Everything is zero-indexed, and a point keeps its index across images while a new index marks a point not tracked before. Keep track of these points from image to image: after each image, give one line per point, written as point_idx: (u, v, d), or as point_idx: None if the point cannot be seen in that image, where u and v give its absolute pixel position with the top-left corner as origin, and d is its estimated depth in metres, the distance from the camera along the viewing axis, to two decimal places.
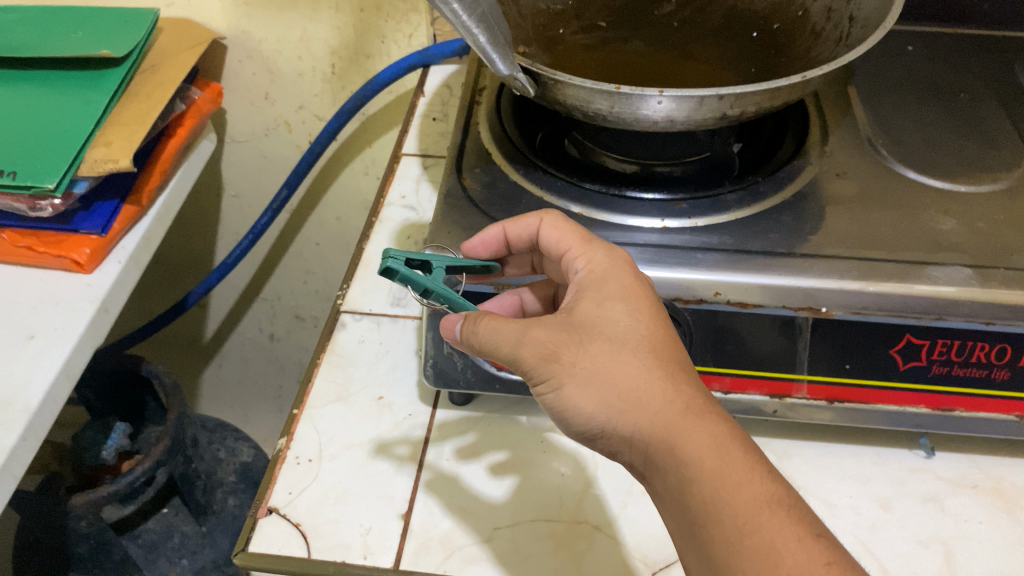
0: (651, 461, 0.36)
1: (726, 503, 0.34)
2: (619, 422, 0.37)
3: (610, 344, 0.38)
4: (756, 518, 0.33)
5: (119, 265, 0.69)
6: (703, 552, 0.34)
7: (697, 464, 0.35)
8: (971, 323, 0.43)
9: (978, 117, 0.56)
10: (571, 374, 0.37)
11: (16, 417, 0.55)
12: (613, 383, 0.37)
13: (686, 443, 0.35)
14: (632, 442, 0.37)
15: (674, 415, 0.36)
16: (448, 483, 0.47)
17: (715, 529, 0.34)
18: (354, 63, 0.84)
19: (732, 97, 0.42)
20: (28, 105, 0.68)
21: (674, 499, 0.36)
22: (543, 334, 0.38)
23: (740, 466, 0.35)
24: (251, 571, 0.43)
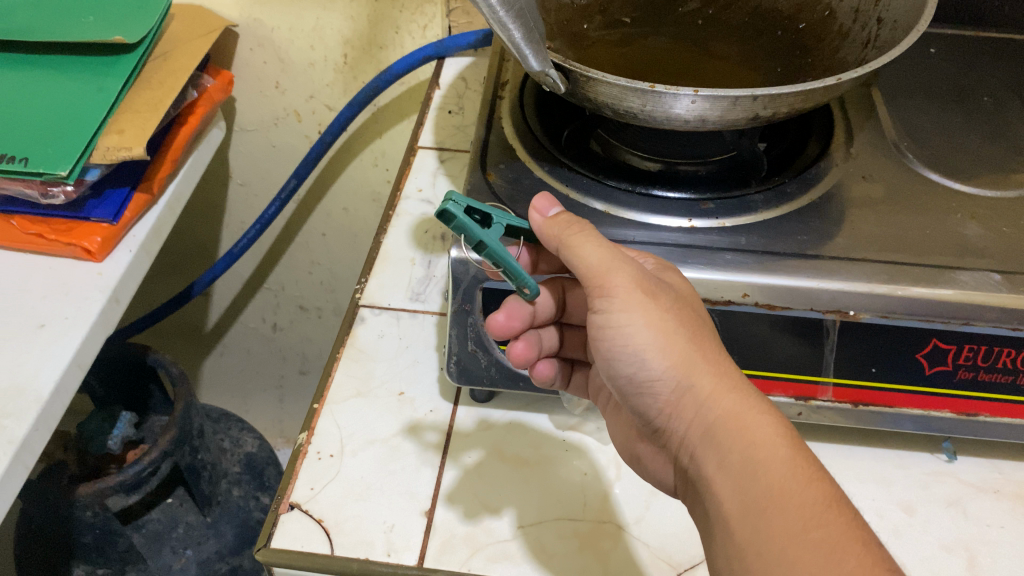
0: (712, 434, 0.38)
1: (790, 493, 0.34)
2: (696, 382, 0.38)
3: (693, 317, 0.40)
4: (822, 515, 0.34)
5: (130, 254, 0.68)
6: (756, 534, 0.34)
7: (772, 450, 0.36)
8: (998, 328, 0.43)
9: (1002, 120, 0.56)
10: (661, 319, 0.39)
11: (28, 408, 0.55)
12: (698, 348, 0.39)
13: (757, 429, 0.37)
14: (703, 410, 0.38)
15: (748, 399, 0.38)
16: (484, 477, 0.47)
17: (776, 515, 0.34)
18: (367, 53, 0.83)
19: (766, 98, 0.42)
20: (39, 90, 0.67)
21: (730, 479, 0.36)
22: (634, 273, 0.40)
23: (807, 463, 0.36)
24: (273, 567, 0.43)
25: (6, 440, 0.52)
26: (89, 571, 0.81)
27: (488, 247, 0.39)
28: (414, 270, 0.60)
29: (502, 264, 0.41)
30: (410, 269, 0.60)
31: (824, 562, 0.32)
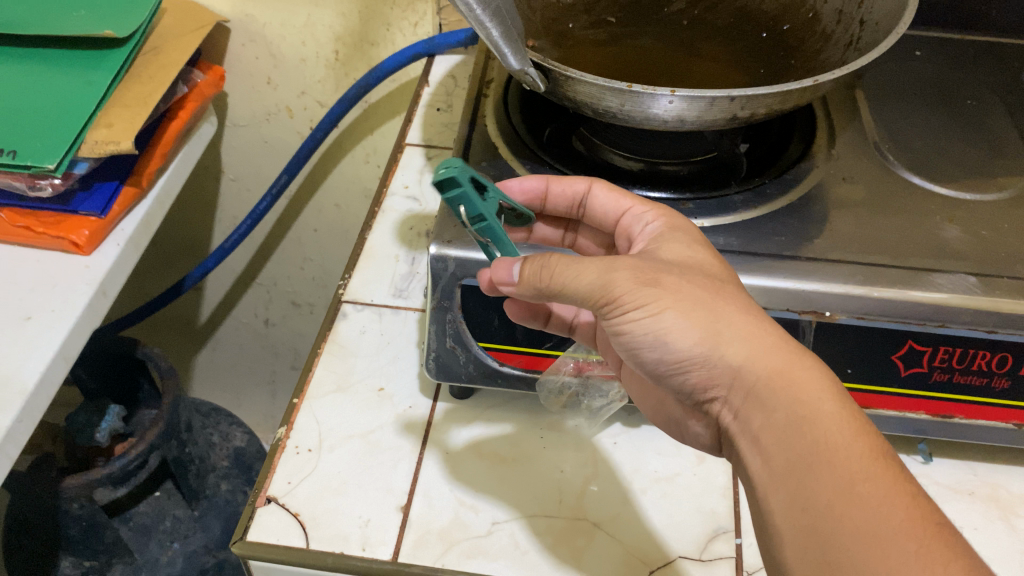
0: (756, 395, 0.36)
1: (838, 448, 0.33)
2: (732, 349, 0.36)
3: (713, 281, 0.38)
4: (870, 468, 0.33)
5: (118, 247, 0.68)
6: (803, 487, 0.33)
7: (817, 406, 0.35)
8: (973, 331, 0.44)
9: (985, 124, 0.56)
10: (675, 300, 0.37)
11: (13, 398, 0.55)
12: (724, 318, 0.37)
13: (804, 384, 0.36)
14: (743, 372, 0.37)
15: (791, 356, 0.36)
16: (468, 479, 0.47)
17: (824, 470, 0.33)
18: (358, 50, 0.83)
19: (743, 99, 0.42)
20: (29, 84, 0.67)
21: (774, 437, 0.35)
22: (632, 263, 0.38)
23: (853, 417, 0.35)
24: (249, 560, 0.43)
25: None
26: (76, 564, 0.80)
27: (484, 220, 0.42)
28: (399, 266, 0.60)
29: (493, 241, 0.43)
30: (394, 265, 0.60)
31: (874, 518, 0.31)
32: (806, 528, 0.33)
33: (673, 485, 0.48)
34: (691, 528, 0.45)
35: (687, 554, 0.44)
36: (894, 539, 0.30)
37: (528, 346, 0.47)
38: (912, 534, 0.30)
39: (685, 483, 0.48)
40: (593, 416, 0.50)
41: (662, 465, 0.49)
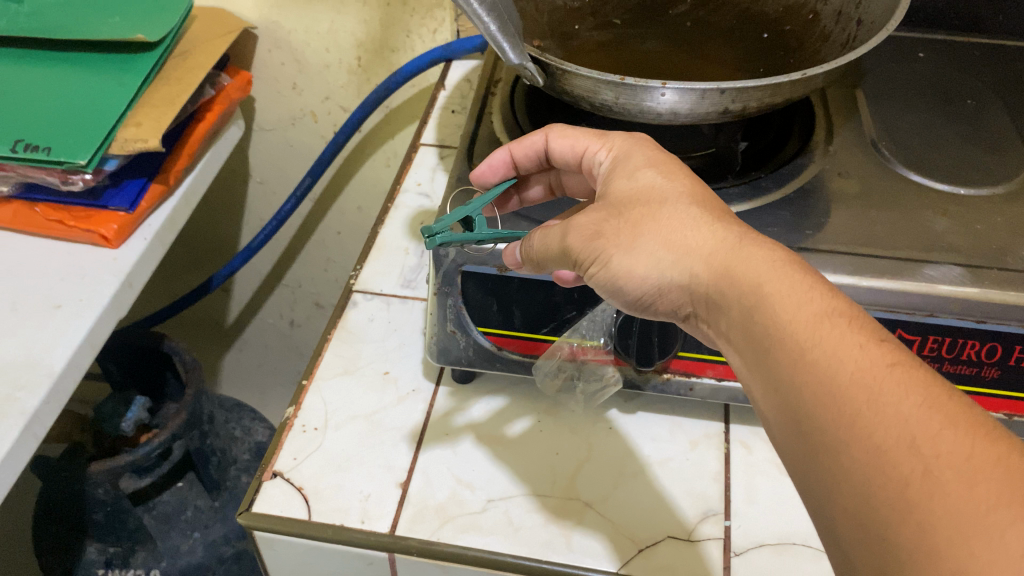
0: (712, 297, 0.35)
1: (784, 321, 0.32)
2: (677, 264, 0.36)
3: (649, 206, 0.38)
4: (815, 331, 0.31)
5: (144, 242, 0.71)
6: (770, 375, 0.32)
7: (758, 287, 0.33)
8: (962, 321, 0.44)
9: (984, 123, 0.57)
10: (615, 245, 0.38)
11: (41, 380, 0.58)
12: (659, 240, 0.37)
13: (746, 265, 0.34)
14: (696, 280, 0.36)
15: (728, 250, 0.35)
16: (465, 462, 0.49)
17: (778, 350, 0.32)
18: (380, 56, 0.86)
19: (734, 91, 0.43)
20: (64, 85, 0.70)
21: (738, 331, 0.34)
22: (586, 220, 0.40)
23: (799, 284, 0.33)
24: (254, 530, 0.45)
25: (18, 411, 0.55)
26: (101, 550, 0.83)
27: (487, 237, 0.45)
28: (408, 258, 0.62)
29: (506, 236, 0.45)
30: (403, 257, 0.62)
31: (823, 383, 0.29)
32: (782, 418, 0.31)
33: (665, 468, 0.49)
34: (681, 511, 0.47)
35: (675, 534, 0.45)
36: (847, 397, 0.28)
37: (525, 333, 0.48)
38: (864, 385, 0.28)
39: (677, 466, 0.49)
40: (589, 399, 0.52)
41: (656, 449, 0.50)
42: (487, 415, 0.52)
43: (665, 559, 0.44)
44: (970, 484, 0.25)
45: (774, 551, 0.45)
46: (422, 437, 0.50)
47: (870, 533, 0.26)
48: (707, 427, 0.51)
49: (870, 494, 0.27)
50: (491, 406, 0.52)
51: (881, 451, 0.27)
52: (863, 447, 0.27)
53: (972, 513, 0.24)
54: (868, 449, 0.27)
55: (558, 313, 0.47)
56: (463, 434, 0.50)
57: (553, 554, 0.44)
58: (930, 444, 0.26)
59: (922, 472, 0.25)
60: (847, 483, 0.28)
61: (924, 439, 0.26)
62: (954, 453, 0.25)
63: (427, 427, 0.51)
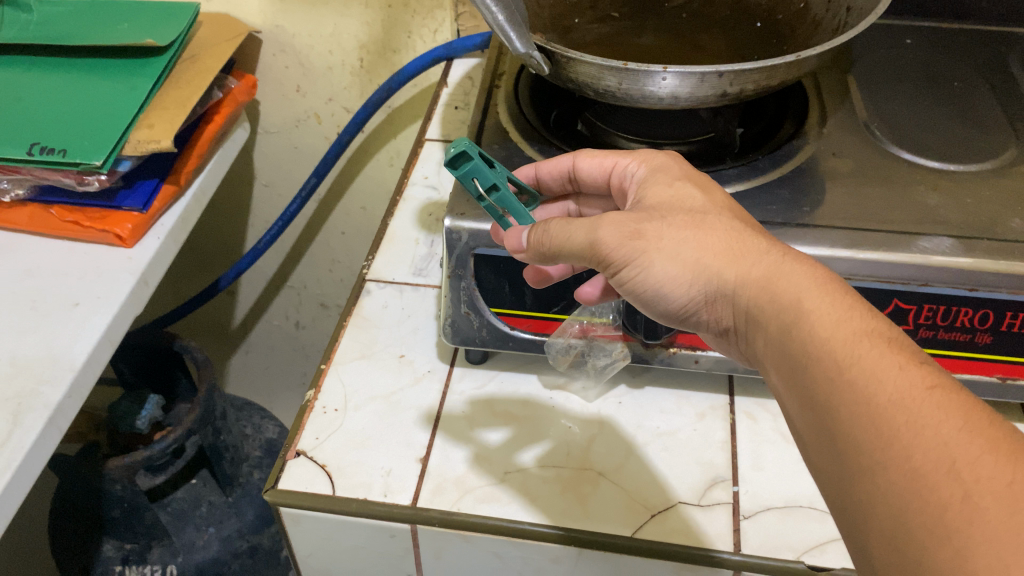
0: (752, 314, 0.37)
1: (822, 341, 0.33)
2: (720, 277, 0.38)
3: (691, 215, 0.40)
4: (854, 351, 0.32)
5: (158, 240, 0.73)
6: (807, 391, 0.33)
7: (798, 308, 0.34)
8: (955, 289, 0.47)
9: (972, 102, 0.59)
10: (656, 248, 0.39)
11: (63, 375, 0.59)
12: (700, 251, 0.38)
13: (786, 286, 0.35)
14: (737, 296, 0.37)
15: (770, 267, 0.36)
16: (490, 454, 0.50)
17: (816, 368, 0.33)
18: (382, 58, 0.88)
19: (732, 74, 0.45)
20: (76, 90, 0.72)
21: (777, 349, 0.35)
22: (620, 217, 0.40)
23: (840, 304, 0.34)
24: (280, 507, 0.47)
25: (42, 404, 0.57)
26: (118, 547, 0.85)
27: (499, 189, 0.45)
28: (418, 248, 0.65)
29: (509, 208, 0.46)
30: (414, 247, 0.65)
31: (859, 402, 0.30)
32: (817, 434, 0.32)
33: (675, 438, 0.51)
34: (691, 477, 0.49)
35: (686, 499, 0.47)
36: (884, 417, 0.30)
37: (537, 312, 0.50)
38: (903, 407, 0.29)
39: (686, 436, 0.51)
40: (599, 374, 0.53)
41: (664, 421, 0.52)
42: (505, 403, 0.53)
43: (678, 523, 0.46)
44: (1010, 510, 0.25)
45: (781, 514, 0.47)
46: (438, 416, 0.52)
47: (905, 551, 0.28)
48: (713, 399, 0.53)
49: (907, 514, 0.28)
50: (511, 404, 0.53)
51: (918, 473, 0.28)
52: (900, 469, 0.28)
53: (1014, 542, 0.24)
54: (906, 470, 0.28)
55: (568, 292, 0.50)
56: (481, 417, 0.52)
57: (570, 520, 0.46)
58: (968, 468, 0.27)
59: (960, 497, 0.27)
60: (885, 502, 0.29)
61: (961, 462, 0.27)
62: (993, 477, 0.26)
63: (440, 417, 0.52)
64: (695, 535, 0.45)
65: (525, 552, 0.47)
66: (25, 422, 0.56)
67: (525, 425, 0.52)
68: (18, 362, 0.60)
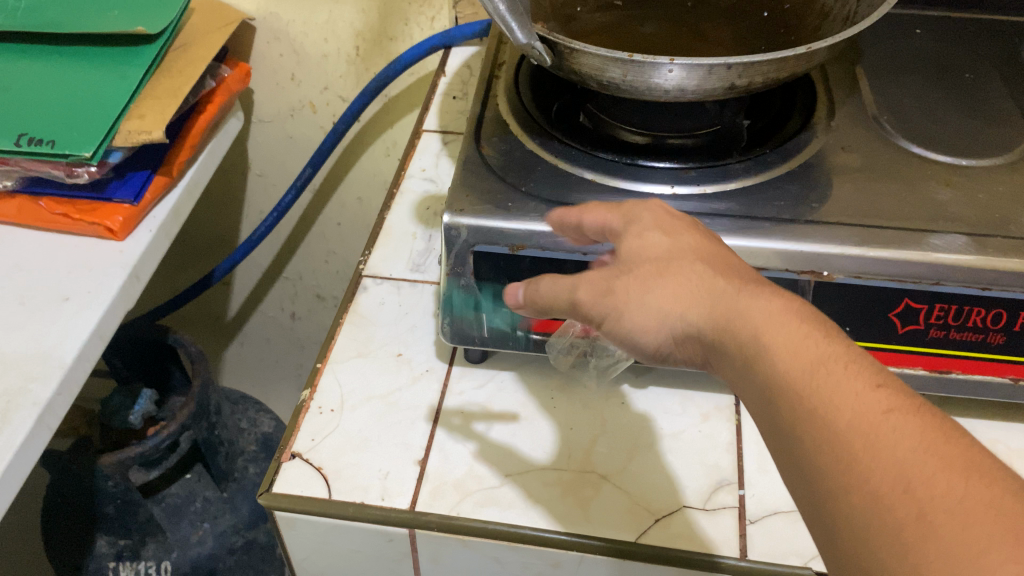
0: (714, 347, 0.35)
1: (783, 375, 0.31)
2: (685, 318, 0.35)
3: (656, 264, 0.37)
4: (812, 382, 0.30)
5: (150, 233, 0.71)
6: (773, 427, 0.32)
7: (755, 340, 0.33)
8: (967, 288, 0.45)
9: (983, 95, 0.58)
10: (625, 304, 0.36)
11: (52, 372, 0.58)
12: (664, 301, 0.35)
13: (743, 314, 0.33)
14: (699, 333, 0.35)
15: (727, 296, 0.34)
16: (487, 457, 0.49)
17: (779, 406, 0.31)
18: (378, 46, 0.86)
19: (740, 66, 0.44)
20: (66, 79, 0.70)
21: (744, 384, 0.33)
22: (595, 276, 0.38)
23: (797, 332, 0.32)
24: (275, 511, 0.46)
25: (31, 402, 0.55)
26: (111, 543, 0.83)
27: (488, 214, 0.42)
28: (416, 243, 0.64)
29: None
30: (411, 242, 0.63)
31: (819, 435, 0.29)
32: (789, 472, 0.31)
33: (679, 440, 0.50)
34: (695, 482, 0.48)
35: (691, 503, 0.46)
36: (843, 451, 0.28)
37: (538, 311, 0.49)
38: (861, 433, 0.28)
39: (690, 438, 0.50)
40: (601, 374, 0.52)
41: (668, 422, 0.51)
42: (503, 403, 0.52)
43: (682, 527, 0.45)
44: (963, 526, 0.25)
45: (789, 519, 0.45)
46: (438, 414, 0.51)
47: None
48: (718, 400, 0.52)
49: (869, 537, 0.27)
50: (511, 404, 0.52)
51: (878, 497, 0.27)
52: (863, 495, 0.27)
53: (966, 555, 0.24)
54: (866, 495, 0.27)
55: None
56: (479, 417, 0.51)
57: (572, 525, 0.45)
58: (925, 488, 0.26)
59: (918, 516, 0.26)
60: (847, 529, 0.28)
61: (917, 483, 0.26)
62: (951, 495, 0.25)
63: (440, 412, 0.51)
64: (701, 540, 0.44)
65: (524, 556, 0.46)
66: (13, 421, 0.54)
67: (525, 426, 0.51)
68: (5, 359, 0.58)
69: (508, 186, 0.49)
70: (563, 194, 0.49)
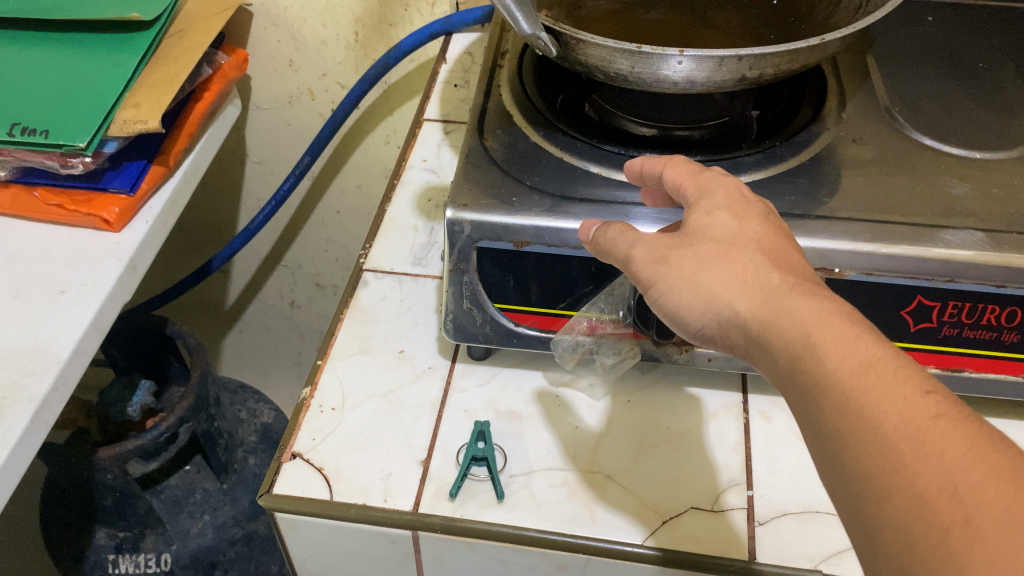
0: (757, 340, 0.34)
1: (828, 371, 0.30)
2: (736, 304, 0.34)
3: (717, 246, 0.36)
4: (859, 379, 0.29)
5: (147, 224, 0.69)
6: (814, 422, 0.31)
7: (801, 334, 0.32)
8: (982, 286, 0.44)
9: (998, 85, 0.57)
10: (677, 278, 0.36)
11: (49, 367, 0.56)
12: (718, 281, 0.35)
13: (790, 308, 0.32)
14: (747, 323, 0.34)
15: (782, 292, 0.33)
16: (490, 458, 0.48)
17: (820, 401, 0.30)
18: (377, 32, 0.85)
19: (752, 58, 0.43)
20: (59, 67, 0.69)
21: (787, 378, 0.32)
22: (654, 240, 0.37)
23: (847, 330, 0.31)
24: (276, 512, 0.45)
25: (28, 398, 0.54)
26: (111, 535, 0.83)
27: None
28: (417, 236, 0.63)
29: None
30: (413, 235, 0.63)
31: (863, 432, 0.28)
32: (826, 470, 0.30)
33: (686, 439, 0.49)
34: (704, 482, 0.47)
35: (699, 505, 0.46)
36: (886, 449, 0.27)
37: (544, 308, 0.48)
38: (907, 435, 0.27)
39: (697, 437, 0.49)
40: (608, 371, 0.52)
41: (675, 421, 0.50)
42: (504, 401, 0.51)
43: (690, 529, 0.44)
44: (1010, 535, 0.24)
45: (798, 520, 0.45)
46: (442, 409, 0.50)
47: None
48: (725, 397, 0.51)
49: (911, 538, 0.26)
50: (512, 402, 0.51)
51: (921, 499, 0.26)
52: (904, 497, 0.26)
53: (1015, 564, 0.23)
54: (909, 498, 0.26)
55: (575, 287, 0.47)
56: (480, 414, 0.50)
57: (578, 527, 0.44)
58: (970, 492, 0.25)
59: (962, 521, 0.25)
60: (891, 534, 0.27)
61: (963, 488, 0.25)
62: (995, 502, 0.25)
63: (443, 413, 0.50)
64: (709, 542, 0.44)
65: (528, 559, 0.45)
66: (10, 417, 0.53)
67: (528, 424, 0.50)
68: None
69: (513, 179, 0.48)
70: (567, 187, 0.48)
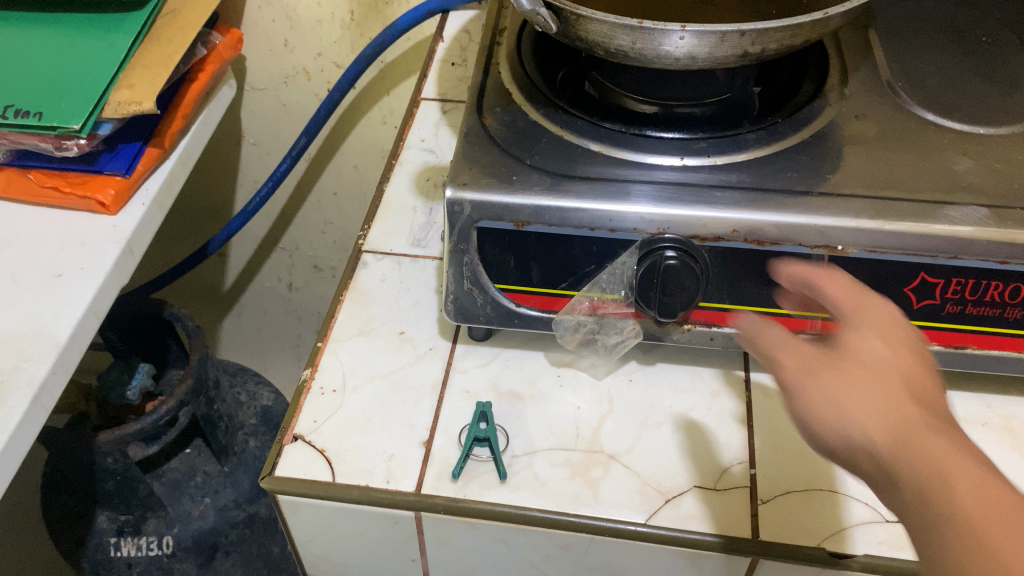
0: (885, 472, 0.34)
1: (957, 508, 0.31)
2: (870, 434, 0.34)
3: (865, 372, 0.36)
4: (982, 521, 0.30)
5: (143, 207, 0.69)
6: (931, 556, 0.31)
7: (925, 468, 0.32)
8: (986, 262, 0.44)
9: (1001, 59, 0.56)
10: (838, 407, 0.36)
11: (47, 352, 0.56)
12: (872, 403, 0.35)
13: (926, 439, 0.33)
14: (870, 452, 0.35)
15: (911, 430, 0.34)
16: None
17: (948, 532, 0.31)
18: (373, 10, 0.84)
19: (754, 33, 0.42)
20: (52, 49, 0.68)
21: (912, 513, 0.33)
22: (795, 356, 0.38)
23: (975, 469, 0.32)
24: (278, 495, 0.45)
25: (26, 382, 0.54)
26: (112, 519, 0.83)
27: None
28: (416, 217, 0.62)
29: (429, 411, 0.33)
30: (412, 215, 0.62)
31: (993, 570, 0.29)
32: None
33: (688, 419, 0.49)
34: (707, 461, 0.47)
35: (702, 484, 0.46)
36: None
37: (544, 288, 0.48)
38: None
39: (699, 416, 0.49)
40: (609, 353, 0.51)
41: (677, 400, 0.50)
42: (505, 381, 0.51)
43: (693, 508, 0.44)
44: None
45: (802, 497, 0.45)
46: (444, 390, 0.50)
47: None
48: (728, 376, 0.51)
49: None
50: (515, 382, 0.51)
51: None
52: None
53: None
54: None
55: (576, 267, 0.47)
56: (483, 393, 0.50)
57: (581, 506, 0.44)
58: None
59: None
60: None
61: None
62: None
63: (445, 393, 0.50)
64: (712, 520, 0.44)
65: (531, 538, 0.45)
66: (8, 402, 0.52)
67: (530, 405, 0.50)
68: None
69: (513, 159, 0.48)
70: (568, 165, 0.48)
